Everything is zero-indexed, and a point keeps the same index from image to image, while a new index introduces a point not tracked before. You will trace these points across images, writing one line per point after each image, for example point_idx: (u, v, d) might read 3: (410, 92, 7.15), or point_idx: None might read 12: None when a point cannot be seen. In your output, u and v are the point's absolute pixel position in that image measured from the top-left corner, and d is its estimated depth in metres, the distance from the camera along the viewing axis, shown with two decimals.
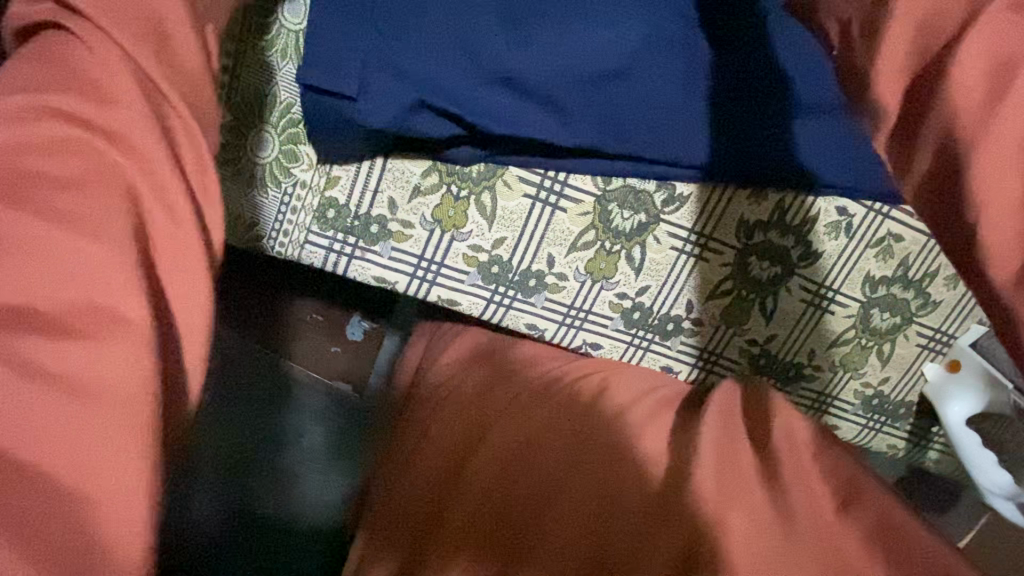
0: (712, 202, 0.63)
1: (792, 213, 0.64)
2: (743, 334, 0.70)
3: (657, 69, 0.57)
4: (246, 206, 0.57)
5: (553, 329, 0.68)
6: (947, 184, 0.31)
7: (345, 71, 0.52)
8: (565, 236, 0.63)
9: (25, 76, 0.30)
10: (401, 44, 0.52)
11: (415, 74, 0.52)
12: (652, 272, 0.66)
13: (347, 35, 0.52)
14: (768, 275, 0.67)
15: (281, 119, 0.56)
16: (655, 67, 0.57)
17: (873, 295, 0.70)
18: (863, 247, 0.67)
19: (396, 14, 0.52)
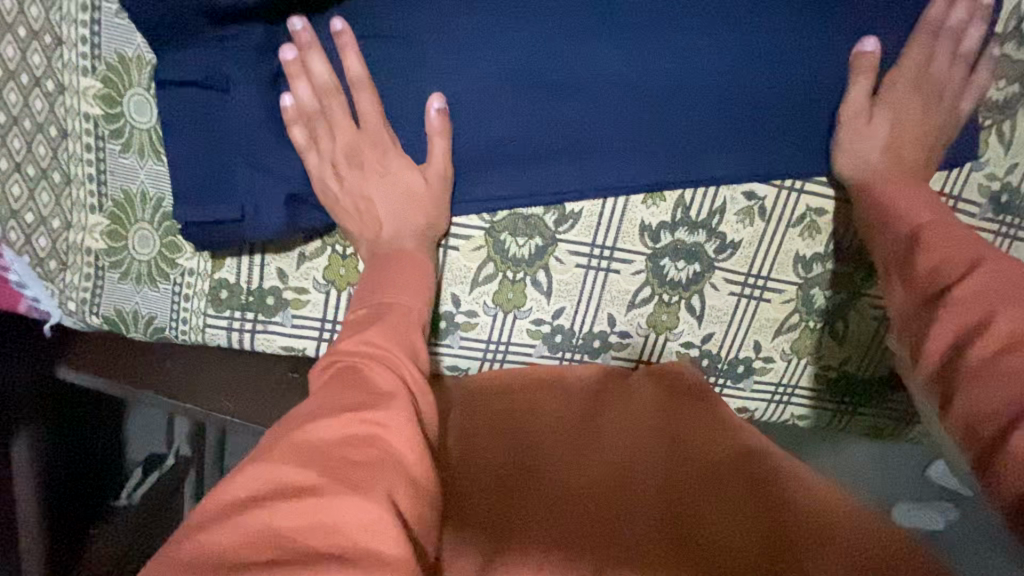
0: (608, 213, 0.60)
1: (694, 209, 0.61)
2: (678, 338, 0.67)
3: (502, 113, 0.54)
4: (141, 302, 0.59)
5: (477, 367, 0.66)
6: (946, 322, 0.44)
7: (208, 188, 0.53)
8: (465, 273, 0.61)
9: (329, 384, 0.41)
10: (251, 140, 0.52)
11: (264, 165, 0.52)
12: (565, 293, 0.64)
13: (201, 145, 0.52)
14: (687, 275, 0.64)
15: (155, 215, 0.56)
16: (498, 112, 0.54)
17: (808, 275, 0.65)
18: (785, 228, 0.63)
19: (230, 113, 0.52)
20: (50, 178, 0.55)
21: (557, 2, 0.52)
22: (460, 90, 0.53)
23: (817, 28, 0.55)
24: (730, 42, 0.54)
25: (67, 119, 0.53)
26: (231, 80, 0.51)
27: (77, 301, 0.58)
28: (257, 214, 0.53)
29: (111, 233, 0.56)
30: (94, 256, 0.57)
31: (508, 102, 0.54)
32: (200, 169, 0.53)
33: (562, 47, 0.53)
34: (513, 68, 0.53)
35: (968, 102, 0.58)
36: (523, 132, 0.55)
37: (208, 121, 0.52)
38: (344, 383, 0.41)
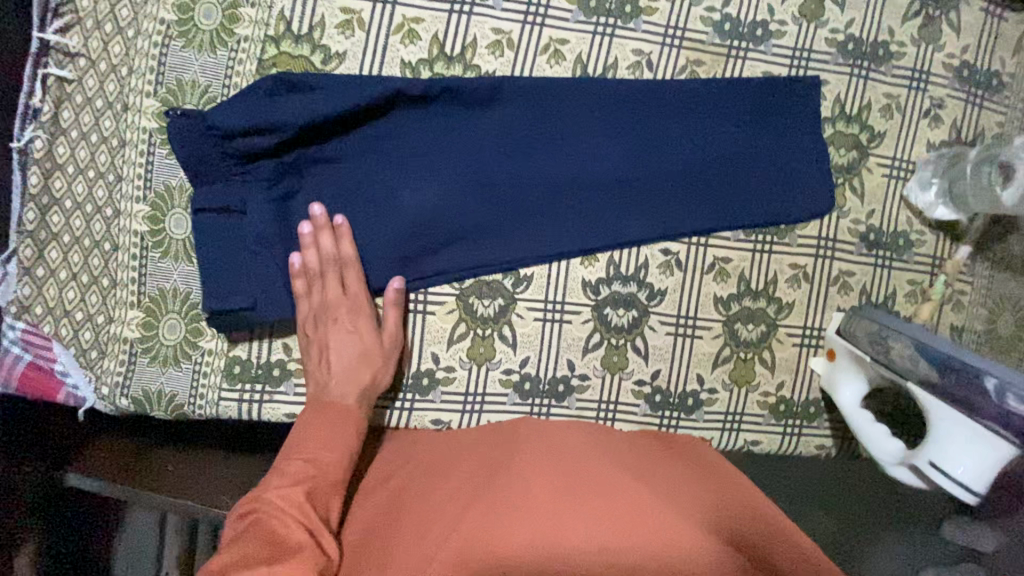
0: (554, 275, 0.74)
1: (624, 265, 0.75)
2: (631, 377, 0.77)
3: (462, 204, 0.70)
4: (165, 381, 0.69)
5: (458, 418, 0.75)
6: None
7: (233, 285, 0.64)
8: (442, 333, 0.73)
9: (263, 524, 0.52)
10: (265, 245, 0.65)
11: (279, 262, 0.65)
12: (528, 344, 0.75)
13: (223, 250, 0.64)
14: (627, 320, 0.76)
15: (183, 307, 0.69)
16: (459, 204, 0.69)
17: (729, 312, 0.78)
18: (701, 275, 0.77)
19: (247, 226, 0.64)
20: (100, 283, 0.67)
21: (494, 123, 0.70)
22: (427, 192, 0.69)
23: (692, 124, 0.74)
24: (626, 139, 0.73)
25: (119, 235, 0.67)
26: (252, 203, 0.64)
27: (110, 385, 0.68)
28: (272, 301, 0.65)
29: (145, 324, 0.68)
30: (129, 345, 0.68)
31: (467, 197, 0.70)
32: (226, 271, 0.64)
33: (502, 153, 0.70)
34: (465, 174, 0.69)
35: (817, 167, 0.76)
36: (479, 217, 0.70)
37: (229, 231, 0.64)
38: (273, 513, 0.53)
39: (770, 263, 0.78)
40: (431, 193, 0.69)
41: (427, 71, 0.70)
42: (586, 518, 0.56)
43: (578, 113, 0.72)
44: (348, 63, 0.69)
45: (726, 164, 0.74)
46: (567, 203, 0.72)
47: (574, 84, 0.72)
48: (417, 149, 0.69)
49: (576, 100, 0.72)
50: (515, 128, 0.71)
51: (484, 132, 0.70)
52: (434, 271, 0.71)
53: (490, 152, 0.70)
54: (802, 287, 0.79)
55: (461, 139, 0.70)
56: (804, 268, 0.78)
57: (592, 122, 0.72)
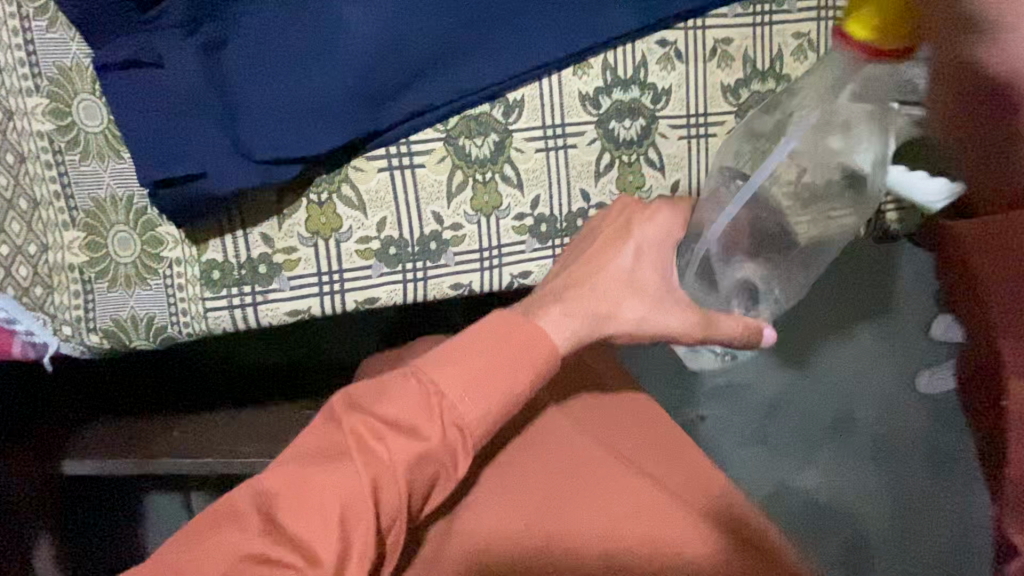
0: (546, 93, 0.65)
1: (620, 68, 0.67)
2: (651, 195, 0.71)
3: (428, 20, 0.58)
4: (136, 304, 0.59)
5: (478, 279, 0.68)
6: None
7: (178, 156, 0.53)
8: (439, 186, 0.64)
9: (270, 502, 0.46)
10: (206, 104, 0.53)
11: (228, 121, 0.54)
12: (535, 180, 0.67)
13: (157, 119, 0.53)
14: (636, 131, 0.69)
15: (130, 214, 0.58)
16: (425, 20, 0.58)
17: (740, 101, 0.71)
18: (703, 63, 0.69)
19: (180, 80, 0.52)
20: (17, 205, 0.55)
21: None
22: (384, 10, 0.57)
23: None
24: None
25: (21, 142, 0.55)
26: (173, 54, 0.52)
27: (72, 323, 0.58)
28: (230, 172, 0.54)
29: (90, 244, 0.57)
30: (78, 271, 0.57)
31: (431, 9, 0.58)
32: (165, 139, 0.52)
33: None
34: None
35: None
36: (450, 33, 0.59)
37: (158, 92, 0.52)
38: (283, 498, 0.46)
39: (774, 35, 0.70)
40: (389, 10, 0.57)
41: None
42: (572, 491, 0.63)
43: None
44: None
45: None
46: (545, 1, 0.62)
47: None
48: None
49: None
50: None
51: None
52: (406, 111, 0.60)
53: None
54: (810, 58, 0.72)
55: None
56: (810, 34, 0.71)
57: None
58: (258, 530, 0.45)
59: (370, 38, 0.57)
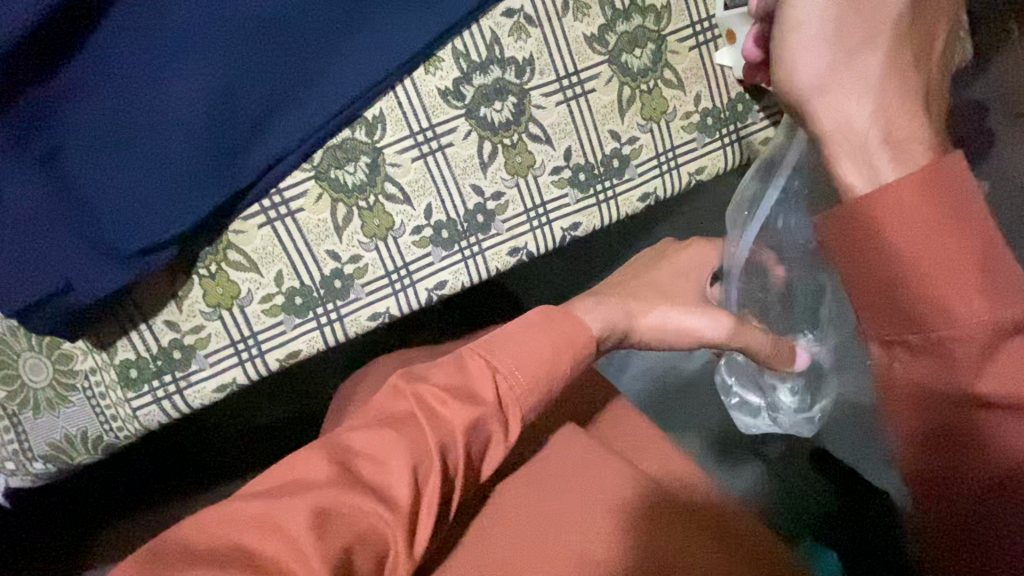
0: (404, 99, 0.63)
1: (474, 51, 0.64)
2: (545, 171, 0.69)
3: (252, 69, 0.57)
4: (66, 423, 0.60)
5: (394, 303, 0.67)
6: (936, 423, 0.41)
7: (42, 275, 0.52)
8: (324, 224, 0.63)
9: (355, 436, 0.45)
10: (58, 217, 0.53)
11: (83, 228, 0.54)
12: (421, 190, 0.65)
13: (9, 247, 0.52)
14: (510, 111, 0.66)
15: (33, 340, 0.58)
16: (250, 69, 0.57)
17: (609, 46, 0.68)
18: (557, 21, 0.66)
19: (21, 201, 0.52)
20: None
21: None
22: (202, 74, 0.56)
23: None
24: None
25: None
26: (7, 178, 0.52)
27: (12, 457, 0.59)
28: (101, 275, 0.54)
29: (4, 379, 0.58)
30: (1, 409, 0.58)
31: (252, 57, 0.57)
32: (22, 257, 0.52)
33: None
34: (237, 30, 0.56)
35: None
36: (279, 76, 0.58)
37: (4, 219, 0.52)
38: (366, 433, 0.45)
39: None
40: (209, 70, 0.56)
41: None
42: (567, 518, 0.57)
43: None
44: None
45: None
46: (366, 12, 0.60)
47: None
48: (161, 30, 0.55)
49: None
50: None
51: None
52: (264, 161, 0.60)
53: None
54: None
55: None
56: None
57: None
58: (328, 480, 0.42)
59: (200, 104, 0.56)
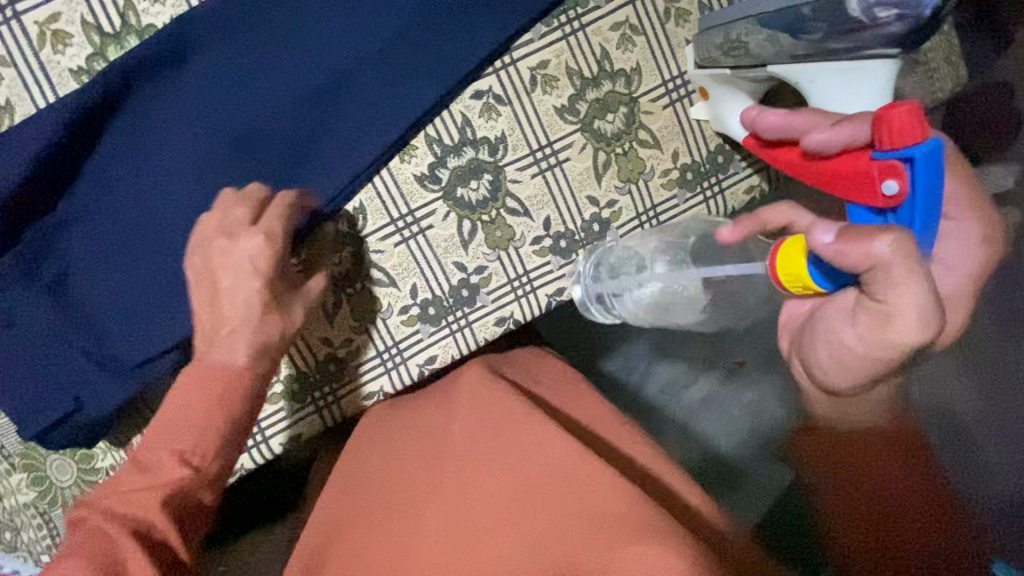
0: (382, 188, 0.66)
1: (446, 136, 0.66)
2: (525, 242, 0.70)
3: (236, 182, 0.61)
4: None
5: (388, 380, 0.69)
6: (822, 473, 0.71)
7: (60, 391, 0.57)
8: (315, 314, 0.66)
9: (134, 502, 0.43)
10: (70, 338, 0.58)
11: (92, 345, 0.58)
12: (406, 272, 0.68)
13: (31, 369, 0.57)
14: (486, 189, 0.68)
15: None
16: (234, 183, 0.61)
17: (580, 115, 0.68)
18: (527, 97, 0.67)
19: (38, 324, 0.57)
20: None
21: (210, 75, 0.59)
22: (191, 192, 0.60)
23: None
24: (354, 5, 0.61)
25: None
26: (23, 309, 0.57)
27: (48, 551, 0.64)
28: (109, 387, 0.58)
29: (35, 480, 0.63)
30: (35, 507, 0.63)
31: (233, 169, 0.61)
32: (42, 377, 0.57)
33: (241, 106, 0.60)
34: (219, 149, 0.60)
35: None
36: (262, 186, 0.62)
37: (22, 343, 0.57)
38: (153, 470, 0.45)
39: (589, 40, 0.67)
40: (198, 188, 0.60)
41: (103, 64, 0.59)
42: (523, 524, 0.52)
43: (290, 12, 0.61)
44: (21, 109, 0.58)
45: None
46: (340, 113, 0.63)
47: None
48: (151, 157, 0.59)
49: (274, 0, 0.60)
50: (235, 69, 0.60)
51: (205, 94, 0.59)
52: None
53: (227, 110, 0.60)
54: (638, 44, 0.68)
55: (192, 119, 0.60)
56: (628, 22, 0.68)
57: (308, 9, 0.61)
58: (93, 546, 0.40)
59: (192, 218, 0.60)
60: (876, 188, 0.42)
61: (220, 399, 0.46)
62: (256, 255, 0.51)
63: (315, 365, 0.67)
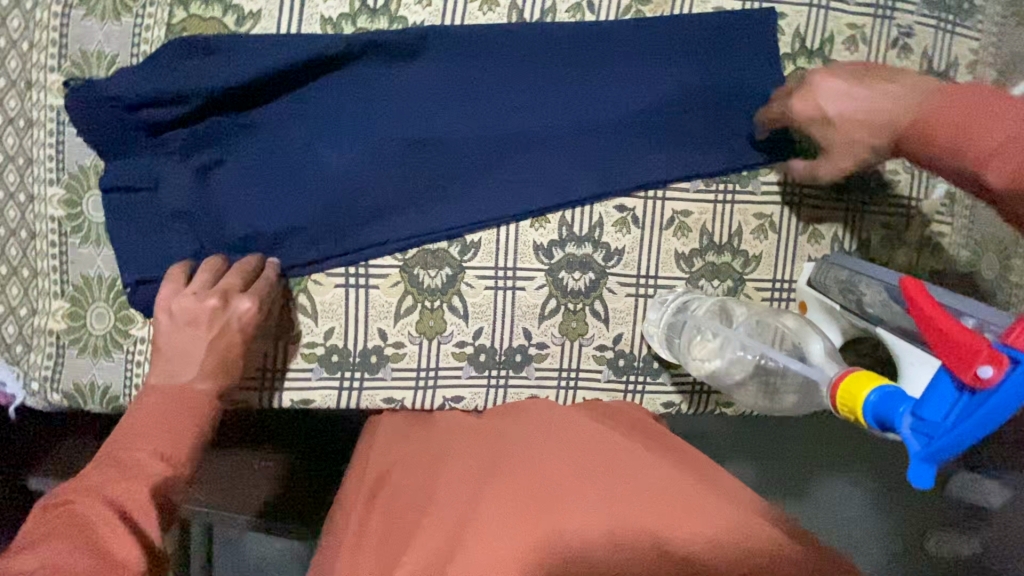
0: (502, 239, 0.70)
1: (577, 225, 0.71)
2: (592, 343, 0.74)
3: (392, 171, 0.66)
4: (97, 373, 0.66)
5: (411, 396, 0.72)
6: None
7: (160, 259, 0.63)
8: (387, 308, 0.70)
9: (142, 429, 0.53)
10: (192, 222, 0.63)
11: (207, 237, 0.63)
12: (481, 314, 0.71)
13: (151, 230, 0.63)
14: (585, 283, 0.73)
15: (110, 295, 0.65)
16: (390, 170, 0.66)
17: (692, 268, 0.74)
18: (659, 230, 0.73)
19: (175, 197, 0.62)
20: (20, 274, 0.64)
21: (424, 79, 0.66)
22: (353, 158, 0.64)
23: (640, 62, 0.69)
24: (568, 83, 0.68)
25: (36, 222, 0.64)
26: (167, 180, 0.62)
27: (40, 380, 0.65)
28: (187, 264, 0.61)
29: (71, 314, 0.65)
30: (56, 337, 0.65)
31: (396, 157, 0.65)
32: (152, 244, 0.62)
33: (434, 116, 0.66)
34: (394, 136, 0.65)
35: None
36: (411, 184, 0.66)
37: (156, 205, 0.63)
38: (151, 413, 0.54)
39: (733, 213, 0.74)
40: (361, 157, 0.65)
41: (349, 26, 0.66)
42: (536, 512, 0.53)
43: (515, 63, 0.68)
44: (264, 23, 0.64)
45: (674, 108, 0.69)
46: (508, 160, 0.68)
47: (506, 36, 0.67)
48: (338, 113, 0.64)
49: (508, 49, 0.67)
50: (447, 83, 0.66)
51: (411, 90, 0.65)
52: (366, 241, 0.67)
53: (422, 112, 0.66)
54: (769, 238, 0.75)
55: (389, 103, 0.65)
56: (771, 217, 0.74)
57: (531, 69, 0.68)
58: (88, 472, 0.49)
59: (342, 179, 0.64)
60: (965, 363, 0.32)
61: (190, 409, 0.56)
62: (244, 319, 0.59)
63: (360, 350, 0.70)
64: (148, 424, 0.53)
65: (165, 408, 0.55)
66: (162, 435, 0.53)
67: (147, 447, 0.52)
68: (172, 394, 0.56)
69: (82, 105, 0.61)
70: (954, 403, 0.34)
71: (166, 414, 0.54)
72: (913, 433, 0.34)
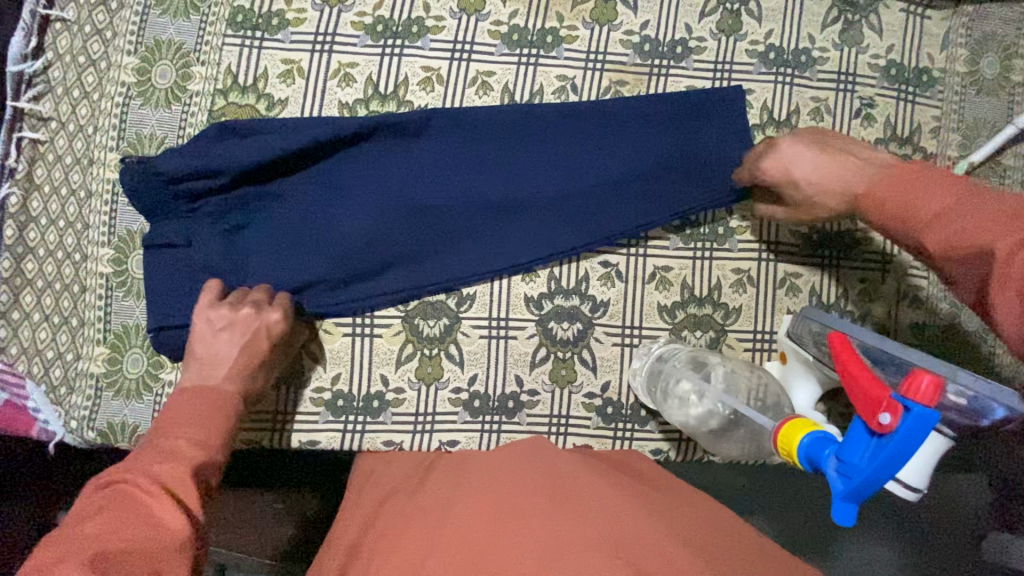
0: (495, 293, 0.77)
1: (565, 279, 0.78)
2: (580, 390, 0.78)
3: (392, 229, 0.73)
4: (128, 413, 0.73)
5: (409, 439, 0.76)
6: None
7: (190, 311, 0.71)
8: (390, 355, 0.76)
9: (178, 419, 0.58)
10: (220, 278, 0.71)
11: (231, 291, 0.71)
12: (476, 361, 0.77)
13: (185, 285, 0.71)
14: (573, 333, 0.78)
15: (145, 342, 0.73)
16: (392, 229, 0.73)
17: (675, 320, 0.79)
18: (641, 285, 0.78)
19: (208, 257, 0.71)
20: (70, 323, 0.73)
21: (424, 152, 0.74)
22: (362, 221, 0.73)
23: (620, 134, 0.76)
24: (554, 153, 0.75)
25: (87, 277, 0.73)
26: (201, 242, 0.71)
27: (78, 419, 0.72)
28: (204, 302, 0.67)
29: (110, 359, 0.73)
30: (95, 380, 0.73)
31: (397, 217, 0.73)
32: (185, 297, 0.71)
33: (431, 183, 0.74)
34: (396, 200, 0.73)
35: None
36: (410, 242, 0.74)
37: (191, 264, 0.71)
38: (181, 406, 0.60)
39: (712, 268, 0.79)
40: (366, 218, 0.73)
41: (362, 109, 0.76)
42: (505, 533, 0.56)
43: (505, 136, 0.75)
44: (290, 108, 0.75)
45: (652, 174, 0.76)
46: (500, 218, 0.75)
47: (499, 113, 0.76)
48: (348, 181, 0.73)
49: (501, 126, 0.76)
50: (444, 155, 0.75)
51: (413, 161, 0.74)
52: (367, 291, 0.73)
53: (420, 179, 0.74)
54: (748, 292, 0.79)
55: (392, 173, 0.74)
56: (748, 272, 0.79)
57: (521, 140, 0.75)
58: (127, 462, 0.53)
59: (351, 239, 0.72)
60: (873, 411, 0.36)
61: (214, 402, 0.62)
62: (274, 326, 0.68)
63: (363, 393, 0.76)
64: (184, 414, 0.59)
65: (196, 400, 0.61)
66: (198, 422, 0.59)
67: (187, 432, 0.57)
68: (200, 391, 0.62)
69: (133, 178, 0.71)
70: (869, 446, 0.37)
71: (198, 407, 0.60)
72: (836, 475, 0.38)
